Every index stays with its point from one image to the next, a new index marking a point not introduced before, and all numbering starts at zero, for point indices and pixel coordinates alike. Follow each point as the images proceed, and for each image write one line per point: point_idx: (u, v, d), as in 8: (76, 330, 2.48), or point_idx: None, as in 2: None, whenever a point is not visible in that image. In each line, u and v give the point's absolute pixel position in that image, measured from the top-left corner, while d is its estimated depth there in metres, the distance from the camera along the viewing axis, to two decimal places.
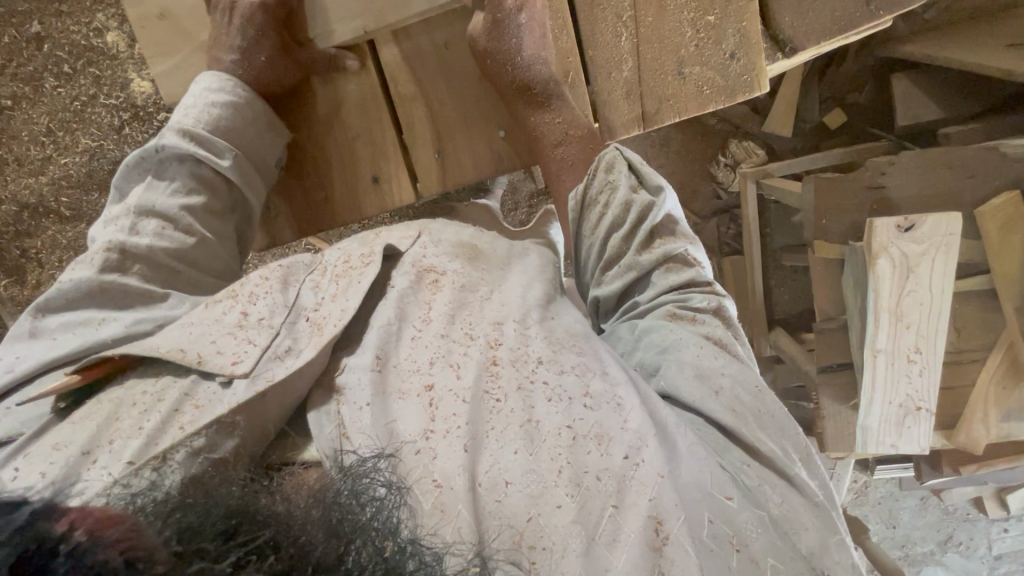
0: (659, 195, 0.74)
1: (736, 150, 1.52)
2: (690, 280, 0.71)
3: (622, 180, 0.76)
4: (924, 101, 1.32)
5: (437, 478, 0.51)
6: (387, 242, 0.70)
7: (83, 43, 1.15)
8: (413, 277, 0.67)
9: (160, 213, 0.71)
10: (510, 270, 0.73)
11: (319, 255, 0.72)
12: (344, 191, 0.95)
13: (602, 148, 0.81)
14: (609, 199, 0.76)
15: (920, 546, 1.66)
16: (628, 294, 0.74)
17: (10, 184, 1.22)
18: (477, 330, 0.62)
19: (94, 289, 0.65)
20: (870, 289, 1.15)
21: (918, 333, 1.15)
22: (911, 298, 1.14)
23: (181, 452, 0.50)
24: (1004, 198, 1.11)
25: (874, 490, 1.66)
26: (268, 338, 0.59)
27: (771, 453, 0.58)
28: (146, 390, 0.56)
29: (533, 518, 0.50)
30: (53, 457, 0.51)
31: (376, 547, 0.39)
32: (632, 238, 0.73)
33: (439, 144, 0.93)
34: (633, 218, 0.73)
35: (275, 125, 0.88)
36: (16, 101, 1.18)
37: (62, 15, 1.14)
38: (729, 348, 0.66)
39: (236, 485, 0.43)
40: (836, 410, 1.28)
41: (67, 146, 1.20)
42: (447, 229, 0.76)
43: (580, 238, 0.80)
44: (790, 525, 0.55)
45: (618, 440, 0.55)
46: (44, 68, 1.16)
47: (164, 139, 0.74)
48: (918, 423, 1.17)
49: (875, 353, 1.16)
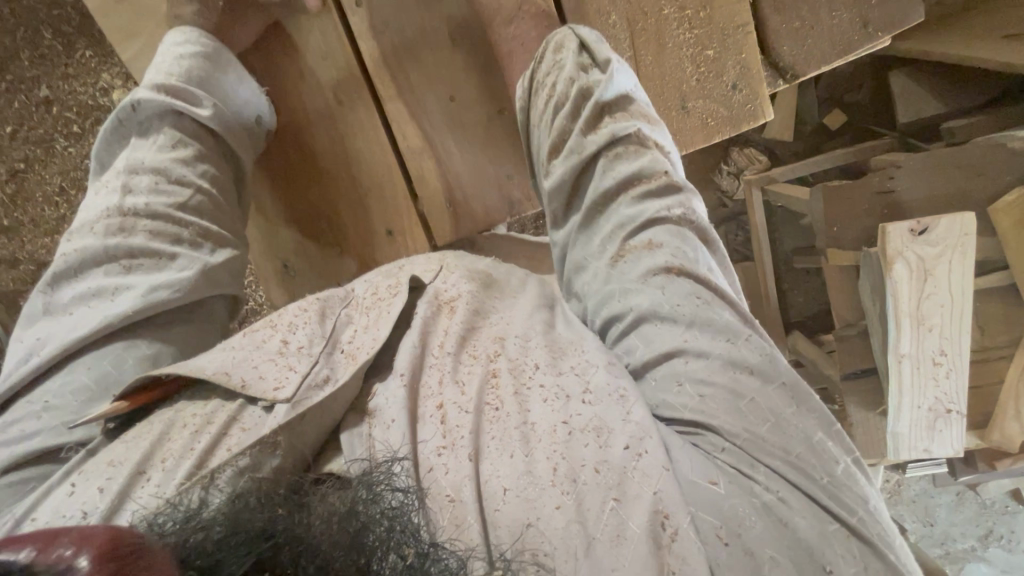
0: (607, 72, 0.76)
1: (738, 158, 1.50)
2: (638, 173, 0.69)
3: (570, 58, 0.78)
4: (927, 97, 1.30)
5: (450, 493, 0.52)
6: (411, 274, 0.71)
7: (91, 103, 1.17)
8: (434, 305, 0.68)
9: (152, 167, 0.76)
10: (522, 295, 0.73)
11: (350, 288, 0.73)
12: (357, 241, 0.96)
13: (554, 29, 0.83)
14: (556, 77, 0.79)
15: (960, 543, 1.61)
16: (578, 189, 0.74)
17: (26, 243, 1.23)
18: (480, 348, 0.63)
19: (103, 257, 0.70)
20: (888, 295, 1.13)
21: (942, 335, 1.13)
22: (932, 301, 1.12)
23: (228, 471, 0.53)
24: (1015, 195, 1.10)
25: (905, 488, 1.63)
26: (308, 364, 0.60)
27: (770, 432, 0.52)
28: (196, 412, 0.58)
29: (532, 524, 0.49)
30: (109, 473, 0.53)
31: (398, 555, 0.44)
32: (579, 115, 0.74)
33: (449, 194, 0.94)
34: (577, 97, 0.75)
35: (241, 73, 0.86)
36: (28, 163, 1.19)
37: (68, 78, 1.16)
38: (699, 292, 0.60)
39: (256, 499, 0.48)
40: (864, 416, 1.27)
41: (80, 203, 1.21)
42: (464, 259, 0.77)
43: (534, 136, 0.81)
44: (791, 511, 0.49)
45: (618, 432, 0.53)
46: (54, 129, 1.18)
47: (140, 95, 0.77)
48: (949, 426, 1.15)
49: (899, 359, 1.14)
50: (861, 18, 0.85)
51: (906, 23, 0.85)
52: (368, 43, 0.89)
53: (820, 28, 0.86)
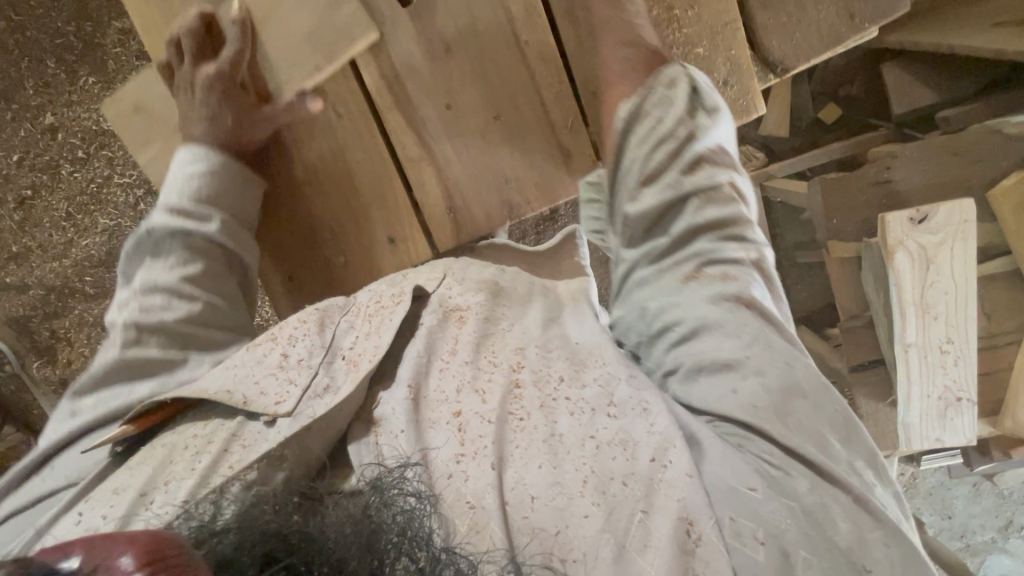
0: (714, 120, 0.70)
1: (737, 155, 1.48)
2: (727, 218, 0.67)
3: (682, 95, 0.71)
4: (921, 88, 1.30)
5: (470, 499, 0.56)
6: (416, 283, 0.74)
7: (95, 128, 1.18)
8: (441, 315, 0.71)
9: (163, 288, 0.76)
10: (532, 304, 0.76)
11: (351, 296, 0.75)
12: (361, 255, 0.97)
13: (666, 64, 0.75)
14: (662, 113, 0.71)
15: (979, 535, 1.58)
16: (659, 223, 0.69)
17: (36, 269, 1.25)
18: (501, 357, 0.67)
19: (119, 368, 0.72)
20: (892, 285, 1.14)
21: (946, 323, 1.13)
22: (936, 289, 1.13)
23: (237, 485, 0.56)
24: (1015, 177, 1.13)
25: (920, 480, 1.58)
26: (308, 377, 0.64)
27: (811, 445, 0.57)
28: (197, 433, 0.62)
29: (561, 531, 0.54)
30: (113, 500, 0.57)
31: (411, 559, 0.47)
32: (678, 157, 0.68)
33: (450, 203, 0.94)
34: (685, 137, 0.69)
35: (249, 179, 0.87)
36: (35, 190, 1.21)
37: (74, 104, 1.18)
38: (769, 327, 0.63)
39: (271, 506, 0.51)
40: (872, 408, 1.26)
41: (87, 228, 1.22)
42: (470, 268, 0.78)
43: (621, 159, 0.73)
44: (829, 517, 0.54)
45: (643, 444, 0.58)
46: (60, 155, 1.19)
47: (155, 220, 0.79)
48: (960, 414, 1.15)
49: (907, 348, 1.15)
50: (847, 10, 0.86)
51: (891, 14, 0.86)
52: (365, 60, 0.90)
53: (807, 21, 0.87)
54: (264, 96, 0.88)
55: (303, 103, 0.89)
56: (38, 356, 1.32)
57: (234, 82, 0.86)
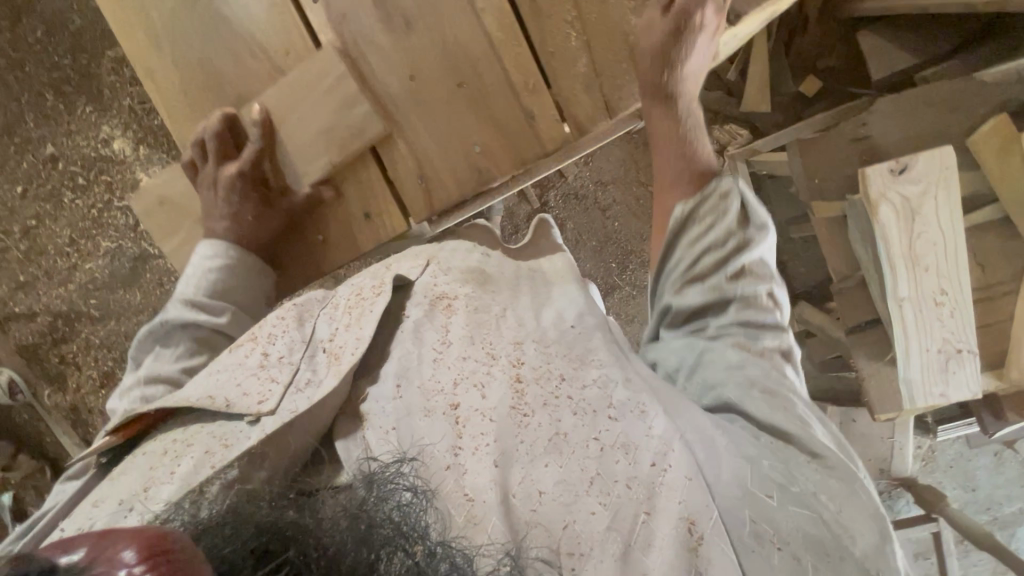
0: (761, 236, 0.75)
1: (720, 134, 1.49)
2: (767, 324, 0.73)
3: (733, 212, 0.75)
4: (897, 50, 1.28)
5: (468, 492, 0.58)
6: (396, 273, 0.76)
7: (93, 155, 1.22)
8: (427, 307, 0.73)
9: (168, 380, 0.75)
10: (519, 289, 0.79)
11: (330, 290, 0.77)
12: (338, 233, 0.89)
13: (717, 178, 0.78)
14: (714, 220, 0.76)
15: (1007, 506, 1.51)
16: (701, 312, 0.75)
17: (44, 296, 1.28)
18: (499, 349, 0.69)
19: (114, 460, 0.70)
20: (878, 238, 1.12)
21: (938, 275, 1.11)
22: (924, 240, 1.11)
23: (216, 485, 0.55)
24: (993, 121, 1.11)
25: (939, 452, 1.49)
26: (289, 373, 0.65)
27: (823, 455, 0.67)
28: (177, 438, 0.62)
29: (569, 525, 0.57)
30: (92, 512, 0.57)
31: (406, 554, 0.47)
32: (727, 265, 0.74)
33: (420, 171, 0.84)
34: (733, 249, 0.74)
35: (262, 271, 0.87)
36: (39, 220, 1.25)
37: (72, 134, 1.22)
38: (798, 410, 0.70)
39: (264, 502, 0.51)
40: (874, 369, 1.19)
41: (89, 252, 1.25)
42: (455, 254, 0.81)
43: (669, 253, 0.79)
44: (843, 528, 0.62)
45: (644, 447, 0.62)
46: (61, 184, 1.23)
47: (167, 313, 0.79)
48: (962, 365, 1.11)
49: (900, 303, 1.12)
50: None
51: None
52: None
53: None
54: (281, 190, 0.85)
55: (318, 197, 0.85)
56: (48, 384, 1.32)
57: (250, 178, 0.83)
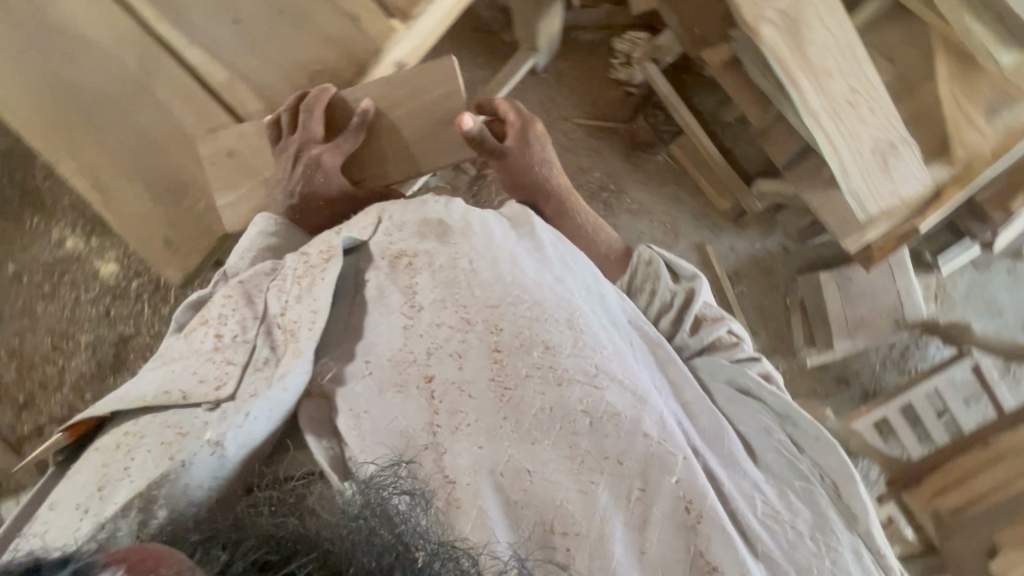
0: (695, 284, 0.84)
1: (624, 45, 1.38)
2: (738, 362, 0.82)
3: (662, 274, 0.85)
4: None
5: (449, 474, 0.61)
6: (347, 236, 0.74)
7: (51, 259, 1.27)
8: (388, 266, 0.72)
9: None
10: (473, 232, 0.74)
11: (279, 261, 0.75)
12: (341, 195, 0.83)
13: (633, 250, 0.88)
14: (653, 288, 0.85)
15: None
16: None
17: (44, 405, 1.26)
18: (475, 315, 0.68)
19: None
20: (771, 61, 0.99)
21: (845, 75, 1.00)
22: (818, 46, 0.99)
23: (164, 492, 0.57)
24: None
25: (952, 288, 1.41)
26: (244, 354, 0.66)
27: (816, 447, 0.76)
28: (128, 430, 0.62)
29: (562, 505, 0.61)
30: (47, 518, 0.59)
31: (413, 557, 0.48)
32: (681, 322, 0.82)
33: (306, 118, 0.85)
34: (678, 305, 0.83)
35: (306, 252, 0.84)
36: (20, 336, 1.27)
37: (25, 247, 1.27)
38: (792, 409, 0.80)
39: (264, 514, 0.51)
40: (825, 196, 1.13)
41: (72, 351, 1.27)
42: (406, 207, 0.77)
43: None
44: (848, 509, 0.71)
45: (635, 420, 0.65)
46: (30, 296, 1.27)
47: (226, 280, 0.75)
48: (900, 159, 1.03)
49: (813, 114, 1.00)
50: None
51: None
52: None
53: None
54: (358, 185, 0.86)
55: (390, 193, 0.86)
56: None
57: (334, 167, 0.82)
